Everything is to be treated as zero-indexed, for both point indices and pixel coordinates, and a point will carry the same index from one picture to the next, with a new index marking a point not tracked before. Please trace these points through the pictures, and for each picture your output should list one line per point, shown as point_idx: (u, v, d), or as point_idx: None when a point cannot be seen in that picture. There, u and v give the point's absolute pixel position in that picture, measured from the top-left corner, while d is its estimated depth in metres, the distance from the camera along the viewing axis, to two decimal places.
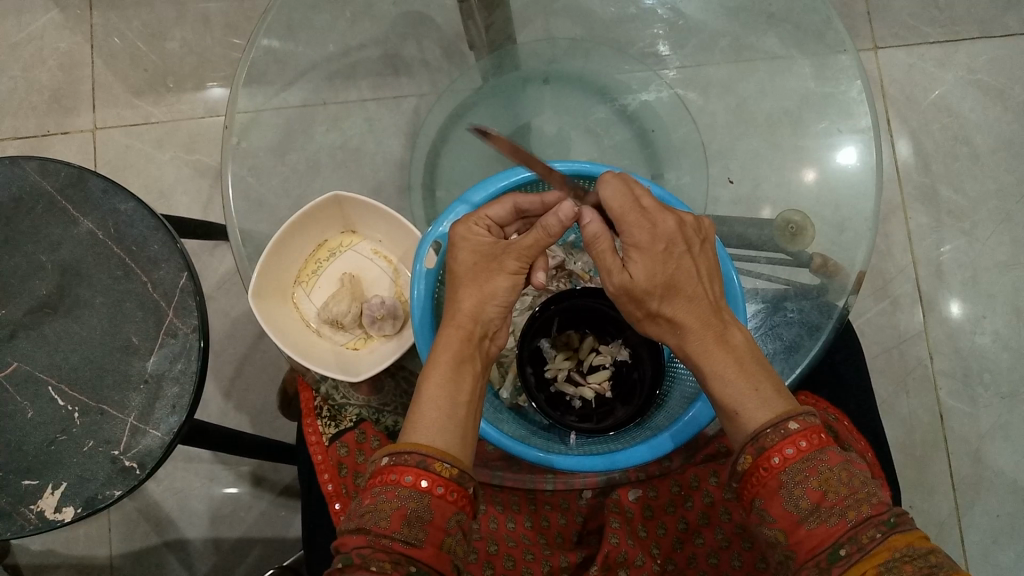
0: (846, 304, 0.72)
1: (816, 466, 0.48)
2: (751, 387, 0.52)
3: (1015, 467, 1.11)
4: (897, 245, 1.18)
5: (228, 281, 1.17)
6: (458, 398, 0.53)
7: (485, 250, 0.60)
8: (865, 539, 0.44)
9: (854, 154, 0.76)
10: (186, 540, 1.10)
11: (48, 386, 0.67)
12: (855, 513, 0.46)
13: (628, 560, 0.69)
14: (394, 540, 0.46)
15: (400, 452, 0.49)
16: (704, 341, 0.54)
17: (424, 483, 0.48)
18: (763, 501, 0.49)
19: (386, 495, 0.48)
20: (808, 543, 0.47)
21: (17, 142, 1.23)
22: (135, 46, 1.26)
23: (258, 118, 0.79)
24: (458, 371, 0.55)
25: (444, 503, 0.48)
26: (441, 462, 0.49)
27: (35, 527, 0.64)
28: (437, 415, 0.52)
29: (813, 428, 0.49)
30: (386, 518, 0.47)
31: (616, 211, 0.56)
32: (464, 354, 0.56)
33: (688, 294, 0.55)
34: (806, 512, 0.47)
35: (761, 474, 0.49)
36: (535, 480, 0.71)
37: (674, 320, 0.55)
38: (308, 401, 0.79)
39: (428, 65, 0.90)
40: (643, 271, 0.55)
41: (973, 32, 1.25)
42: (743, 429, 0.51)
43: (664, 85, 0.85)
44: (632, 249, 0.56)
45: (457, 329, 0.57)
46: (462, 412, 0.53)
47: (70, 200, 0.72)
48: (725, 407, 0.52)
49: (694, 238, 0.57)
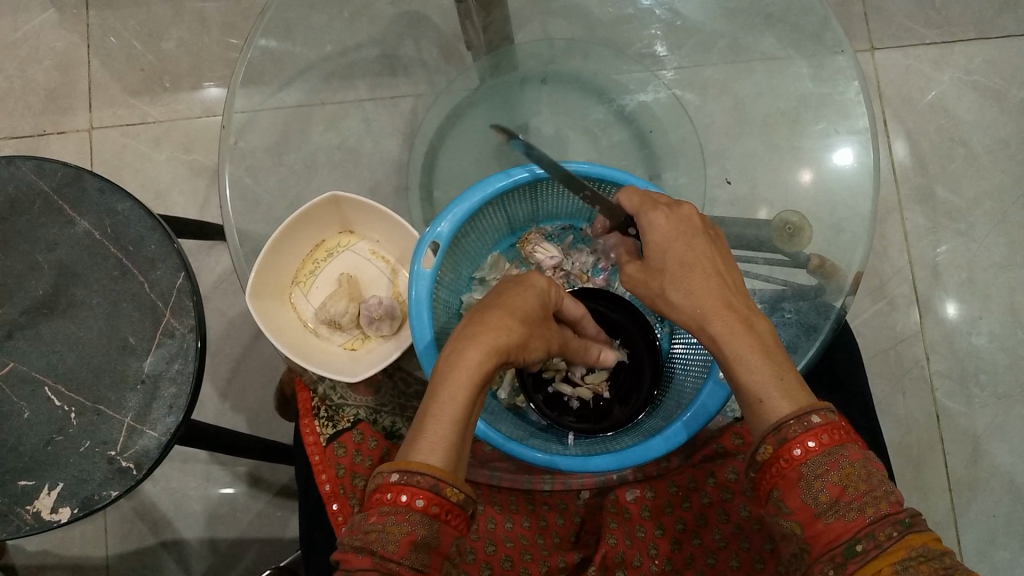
0: (845, 304, 0.71)
1: (837, 460, 0.48)
2: (776, 375, 0.51)
3: (1010, 467, 1.11)
4: (894, 245, 1.18)
5: (225, 281, 1.16)
6: (468, 426, 0.49)
7: (537, 309, 0.58)
8: (883, 536, 0.44)
9: (849, 156, 0.76)
10: (182, 541, 1.09)
11: (44, 386, 0.67)
12: (874, 510, 0.46)
13: (626, 560, 0.70)
14: (401, 565, 0.43)
15: (412, 472, 0.45)
16: (728, 323, 0.54)
17: (433, 508, 0.45)
18: (782, 493, 0.49)
19: (395, 517, 0.44)
20: (824, 538, 0.46)
21: (13, 142, 1.23)
22: (132, 46, 1.26)
23: (255, 119, 0.78)
24: (477, 400, 0.50)
25: (448, 528, 0.46)
26: (452, 487, 0.45)
27: (31, 528, 0.64)
28: (451, 436, 0.47)
29: (833, 425, 0.49)
30: (395, 542, 0.44)
31: (635, 205, 0.61)
32: (484, 382, 0.51)
33: (705, 272, 0.56)
34: (825, 506, 0.47)
35: (781, 465, 0.49)
36: (532, 480, 0.73)
37: (689, 300, 0.56)
38: (306, 402, 0.79)
39: (426, 65, 0.92)
40: (657, 246, 0.58)
41: (969, 34, 1.25)
42: (764, 420, 0.50)
43: (662, 86, 0.86)
44: (649, 231, 0.59)
45: (494, 355, 0.51)
46: (466, 446, 0.49)
47: (66, 200, 0.71)
48: (750, 394, 0.52)
49: (710, 228, 0.60)
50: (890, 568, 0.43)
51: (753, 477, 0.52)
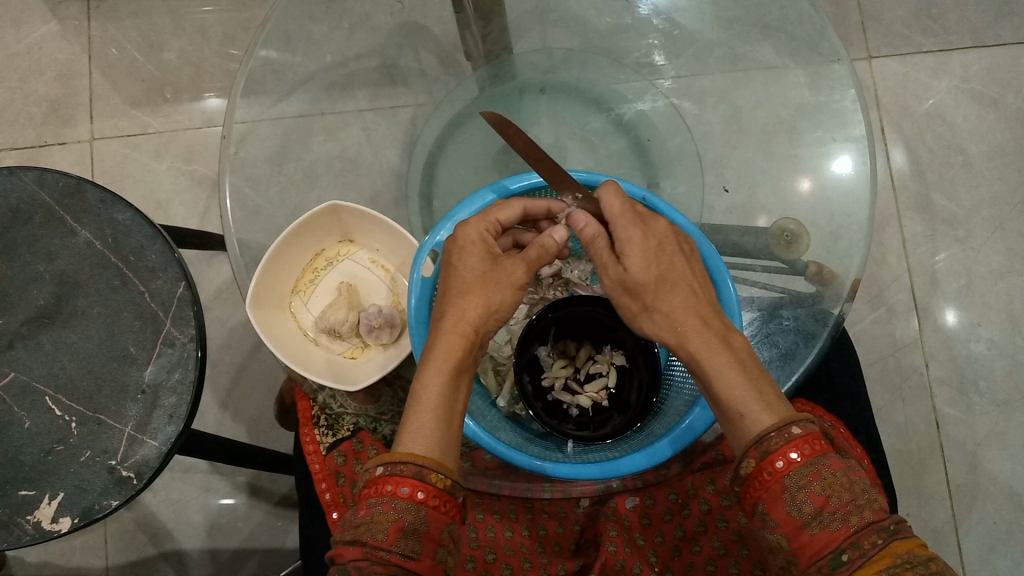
0: (842, 311, 0.72)
1: (820, 471, 0.48)
2: (755, 391, 0.52)
3: (1010, 475, 1.11)
4: (892, 252, 1.19)
5: (226, 290, 1.17)
6: (455, 408, 0.53)
7: (490, 256, 0.59)
8: (868, 545, 0.45)
9: (849, 164, 0.76)
10: (182, 551, 1.09)
11: (45, 396, 0.67)
12: (858, 519, 0.46)
13: (626, 568, 0.69)
14: (392, 552, 0.46)
15: (396, 462, 0.48)
16: (707, 340, 0.54)
17: (420, 494, 0.47)
18: (766, 506, 0.49)
19: (382, 507, 0.47)
20: (809, 549, 0.47)
21: (14, 152, 1.24)
22: (134, 57, 1.27)
23: (256, 129, 0.79)
24: (457, 380, 0.54)
25: (438, 514, 0.48)
26: (437, 472, 0.48)
27: (32, 538, 0.64)
28: (433, 426, 0.50)
29: (814, 435, 0.49)
30: (384, 531, 0.46)
31: (612, 212, 0.60)
32: (464, 362, 0.55)
33: (683, 288, 0.57)
34: (809, 517, 0.47)
35: (764, 478, 0.49)
36: (532, 489, 0.73)
37: (671, 317, 0.56)
38: (306, 411, 0.80)
39: (424, 75, 0.91)
40: (637, 261, 0.57)
41: (965, 42, 1.26)
42: (746, 433, 0.51)
43: (659, 95, 0.87)
44: (627, 245, 0.58)
45: (458, 334, 0.55)
46: (455, 426, 0.52)
47: (67, 211, 0.72)
48: (728, 408, 0.52)
49: (684, 242, 0.60)
50: None
51: (737, 491, 0.52)
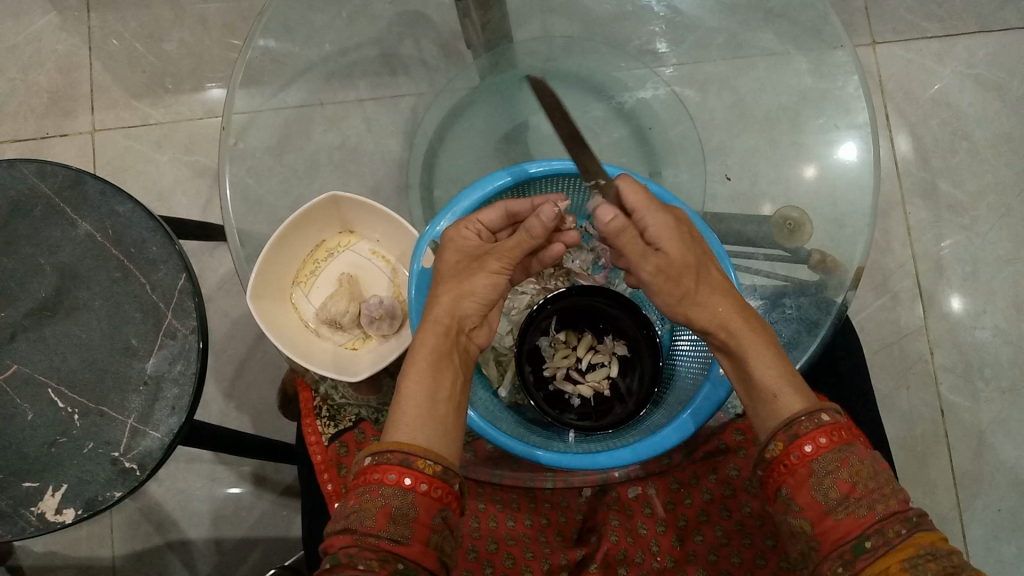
0: (846, 299, 0.71)
1: (848, 458, 0.48)
2: (788, 375, 0.53)
3: (1015, 461, 1.11)
4: (897, 240, 1.18)
5: (228, 281, 1.17)
6: (438, 394, 0.53)
7: (471, 251, 0.60)
8: (892, 534, 0.45)
9: (854, 150, 0.75)
10: (188, 541, 1.10)
11: (47, 388, 0.67)
12: (883, 507, 0.46)
13: (628, 557, 0.71)
14: (381, 538, 0.46)
15: (382, 451, 0.49)
16: (747, 325, 0.55)
17: (408, 480, 0.47)
18: (790, 490, 0.50)
19: (370, 494, 0.47)
20: (833, 534, 0.47)
21: (16, 145, 1.24)
22: (134, 48, 1.26)
23: (256, 119, 0.79)
24: (437, 369, 0.54)
25: (429, 500, 0.48)
26: (424, 459, 0.48)
27: (36, 530, 0.64)
28: (416, 414, 0.51)
29: (840, 425, 0.50)
30: (372, 517, 0.46)
31: (632, 204, 0.57)
32: (443, 349, 0.55)
33: (715, 275, 0.58)
34: (835, 502, 0.47)
35: (791, 462, 0.49)
36: (535, 479, 0.72)
37: (711, 299, 0.56)
38: (307, 401, 0.80)
39: (426, 64, 0.91)
40: (676, 244, 0.57)
41: (972, 27, 1.24)
42: (778, 416, 0.52)
43: (661, 82, 0.85)
44: (664, 232, 0.57)
45: (433, 325, 0.56)
46: (442, 410, 0.52)
47: (67, 203, 0.72)
48: (763, 390, 0.53)
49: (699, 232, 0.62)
50: (899, 565, 0.44)
51: (760, 476, 0.52)
